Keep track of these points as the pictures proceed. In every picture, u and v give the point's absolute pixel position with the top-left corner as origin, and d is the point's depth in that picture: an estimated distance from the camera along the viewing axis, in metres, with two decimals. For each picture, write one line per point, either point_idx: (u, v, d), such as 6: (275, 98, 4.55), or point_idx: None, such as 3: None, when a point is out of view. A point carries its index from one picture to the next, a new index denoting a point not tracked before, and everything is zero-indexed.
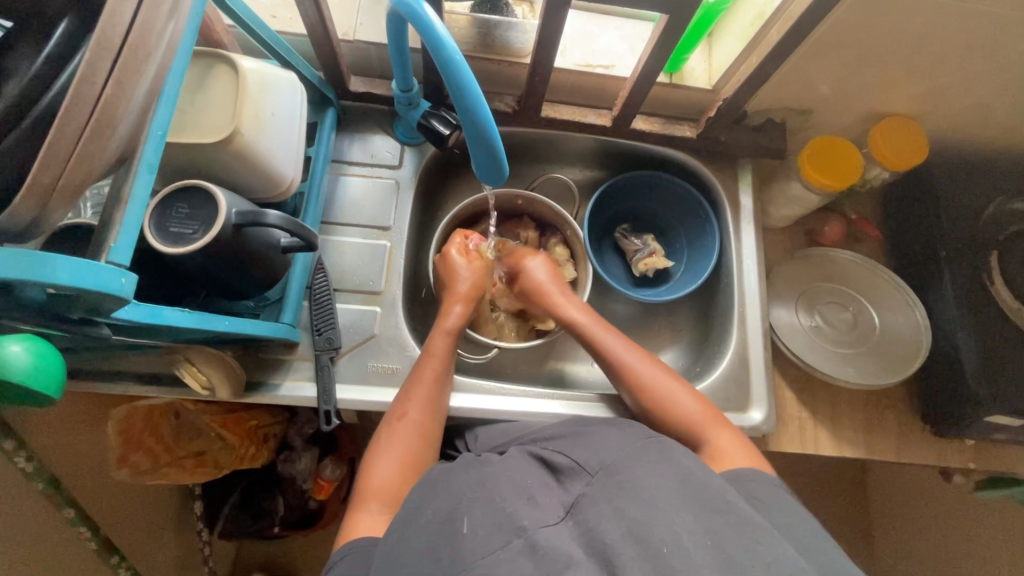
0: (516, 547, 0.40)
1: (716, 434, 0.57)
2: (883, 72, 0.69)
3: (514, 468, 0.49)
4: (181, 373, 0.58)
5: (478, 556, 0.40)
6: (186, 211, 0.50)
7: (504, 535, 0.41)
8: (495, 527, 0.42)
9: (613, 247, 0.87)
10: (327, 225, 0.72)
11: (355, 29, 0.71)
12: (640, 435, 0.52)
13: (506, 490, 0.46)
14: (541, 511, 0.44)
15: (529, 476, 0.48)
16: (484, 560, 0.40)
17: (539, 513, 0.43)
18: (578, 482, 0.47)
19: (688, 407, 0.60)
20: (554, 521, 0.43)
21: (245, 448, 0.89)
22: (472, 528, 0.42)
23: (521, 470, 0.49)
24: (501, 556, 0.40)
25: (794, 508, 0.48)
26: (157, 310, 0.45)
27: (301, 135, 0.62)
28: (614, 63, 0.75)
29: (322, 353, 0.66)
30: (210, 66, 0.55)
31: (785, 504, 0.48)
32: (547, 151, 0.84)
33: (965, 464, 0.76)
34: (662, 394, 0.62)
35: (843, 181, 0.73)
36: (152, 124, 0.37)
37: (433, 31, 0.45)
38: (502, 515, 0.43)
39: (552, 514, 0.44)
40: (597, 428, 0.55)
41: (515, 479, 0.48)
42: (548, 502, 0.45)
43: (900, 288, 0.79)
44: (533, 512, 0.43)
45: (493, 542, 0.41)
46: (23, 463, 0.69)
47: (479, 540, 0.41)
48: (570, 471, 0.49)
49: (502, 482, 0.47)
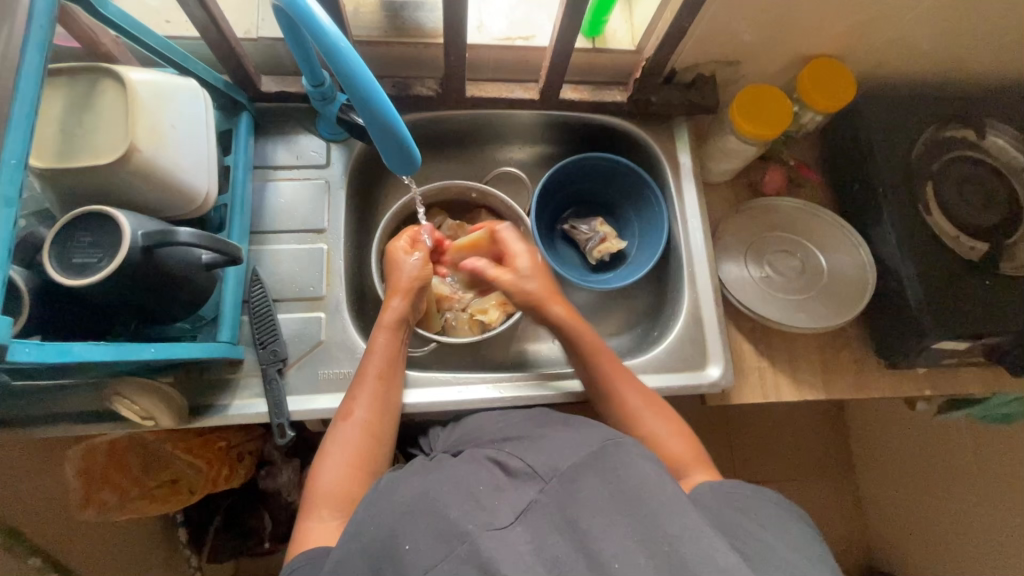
0: (458, 555, 0.40)
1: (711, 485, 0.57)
2: (800, 14, 0.68)
3: (465, 472, 0.48)
4: (117, 409, 0.56)
5: (422, 570, 0.40)
6: (88, 240, 0.48)
7: (446, 543, 0.41)
8: (437, 537, 0.41)
9: (563, 237, 0.86)
10: (259, 235, 0.70)
11: (257, 26, 0.68)
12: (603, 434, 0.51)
13: (452, 498, 0.44)
14: (489, 514, 0.43)
15: (477, 478, 0.47)
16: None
17: (485, 516, 0.42)
18: (530, 484, 0.46)
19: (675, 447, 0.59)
20: (503, 524, 0.42)
21: (216, 471, 0.89)
22: (413, 543, 0.41)
23: (472, 474, 0.48)
24: (442, 567, 0.39)
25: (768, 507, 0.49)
26: (66, 347, 0.42)
27: (210, 145, 0.59)
28: (534, 34, 0.72)
29: (268, 366, 0.64)
30: (95, 83, 0.51)
31: (760, 505, 0.49)
32: (482, 131, 0.82)
33: (921, 391, 0.78)
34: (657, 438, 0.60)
35: (773, 129, 0.72)
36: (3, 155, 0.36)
37: (311, 19, 0.42)
38: (444, 524, 0.42)
39: (503, 516, 0.43)
40: (557, 432, 0.53)
41: (463, 484, 0.46)
42: (496, 505, 0.44)
43: (844, 228, 0.80)
44: (479, 515, 0.42)
45: (436, 553, 0.40)
46: None
47: (423, 554, 0.40)
48: (524, 474, 0.47)
49: (446, 491, 0.45)
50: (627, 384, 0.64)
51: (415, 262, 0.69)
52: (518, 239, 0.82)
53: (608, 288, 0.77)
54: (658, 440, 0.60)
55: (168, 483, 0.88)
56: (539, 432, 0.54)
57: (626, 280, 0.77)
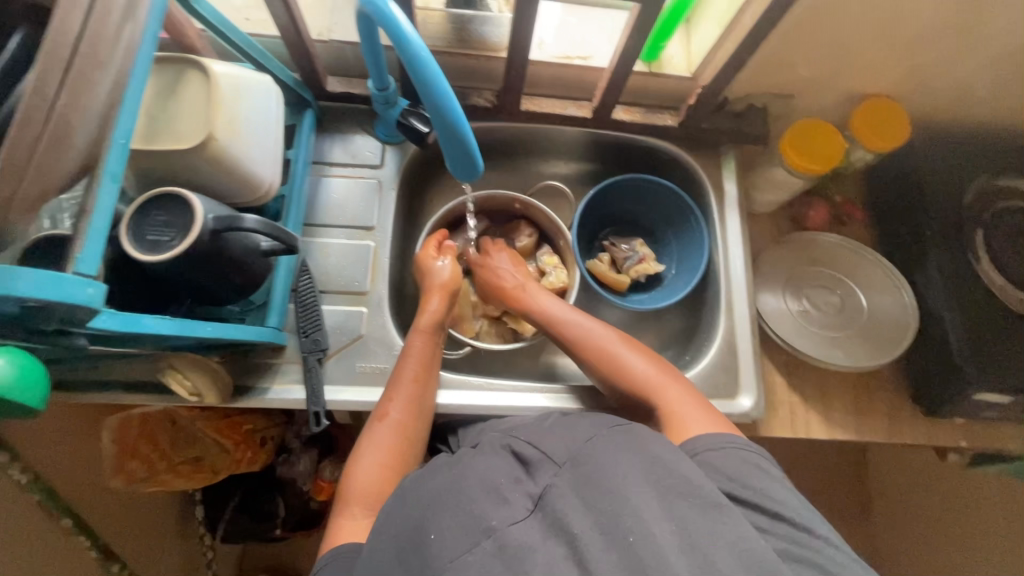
0: (484, 549, 0.41)
1: (681, 403, 0.58)
2: (861, 53, 0.69)
3: (483, 459, 0.49)
4: (166, 381, 0.58)
5: (447, 561, 0.41)
6: (162, 218, 0.50)
7: (471, 537, 0.42)
8: (460, 530, 0.42)
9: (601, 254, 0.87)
10: (311, 227, 0.72)
11: (330, 28, 0.72)
12: (609, 419, 0.51)
13: (473, 489, 0.45)
14: (509, 507, 0.43)
15: (494, 468, 0.48)
16: (452, 564, 0.40)
17: (507, 511, 0.43)
18: (546, 473, 0.47)
19: (648, 379, 0.61)
20: (522, 516, 0.43)
21: (240, 453, 0.90)
22: (439, 534, 0.43)
23: (489, 461, 0.49)
24: (469, 558, 0.40)
25: (777, 483, 0.48)
26: (136, 319, 0.45)
27: (278, 138, 0.62)
28: (592, 54, 0.74)
29: (309, 355, 0.66)
30: (182, 73, 0.54)
31: (763, 472, 0.49)
32: (531, 145, 0.84)
33: (956, 442, 0.76)
34: (636, 379, 0.62)
35: (824, 164, 0.73)
36: (114, 131, 0.35)
37: (398, 28, 0.44)
38: (470, 518, 0.43)
39: (520, 509, 0.44)
40: (572, 419, 0.53)
41: (482, 475, 0.47)
42: (515, 495, 0.45)
43: (887, 269, 0.79)
44: (501, 510, 0.43)
45: (460, 546, 0.41)
46: (18, 475, 0.70)
47: (447, 545, 0.42)
48: (540, 462, 0.48)
49: (468, 482, 0.46)
50: (621, 347, 0.65)
51: (446, 269, 0.71)
52: (556, 253, 0.83)
53: (643, 309, 0.77)
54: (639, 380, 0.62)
55: (193, 461, 0.91)
56: (556, 418, 0.55)
57: (662, 302, 0.77)
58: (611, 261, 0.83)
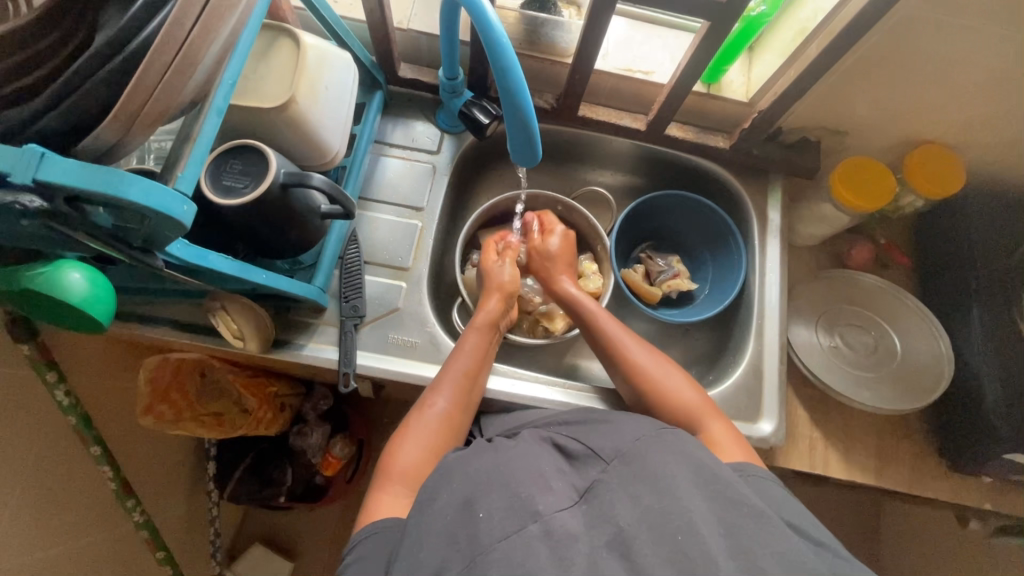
0: (531, 531, 0.42)
1: (718, 434, 0.59)
2: (923, 98, 0.69)
3: (529, 453, 0.52)
4: (216, 322, 0.61)
5: (494, 540, 0.42)
6: (239, 167, 0.55)
7: (519, 519, 0.43)
8: (510, 510, 0.44)
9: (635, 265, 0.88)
10: (364, 201, 0.76)
11: (409, 19, 0.75)
12: (656, 424, 0.54)
13: (523, 479, 0.47)
14: (555, 496, 0.46)
15: (544, 462, 0.51)
16: (501, 543, 0.41)
17: (554, 498, 0.45)
18: (592, 468, 0.50)
19: (686, 399, 0.62)
20: (566, 505, 0.45)
21: (262, 413, 0.94)
22: (488, 513, 0.44)
23: (535, 455, 0.52)
24: (516, 539, 0.41)
25: (792, 503, 0.50)
26: (204, 254, 0.48)
27: (349, 112, 0.66)
28: (654, 70, 0.77)
29: (346, 319, 0.69)
30: (275, 39, 0.59)
31: (785, 499, 0.50)
32: (582, 151, 0.86)
33: (979, 503, 0.74)
34: (671, 396, 0.63)
35: (873, 203, 0.73)
36: (225, 71, 0.39)
37: (482, 13, 0.47)
38: (517, 501, 0.45)
39: (566, 499, 0.46)
40: (611, 417, 0.57)
41: (530, 464, 0.50)
42: (561, 487, 0.47)
43: (926, 316, 0.78)
44: (548, 497, 0.45)
45: (509, 526, 0.42)
46: (61, 396, 0.77)
47: (496, 524, 0.43)
48: (584, 458, 0.52)
49: (517, 467, 0.49)
50: (651, 360, 0.66)
51: (506, 272, 0.74)
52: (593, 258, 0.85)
53: (672, 322, 0.78)
54: (671, 393, 0.63)
55: (214, 414, 0.94)
56: (598, 419, 0.57)
57: (692, 318, 0.78)
58: (645, 274, 0.84)
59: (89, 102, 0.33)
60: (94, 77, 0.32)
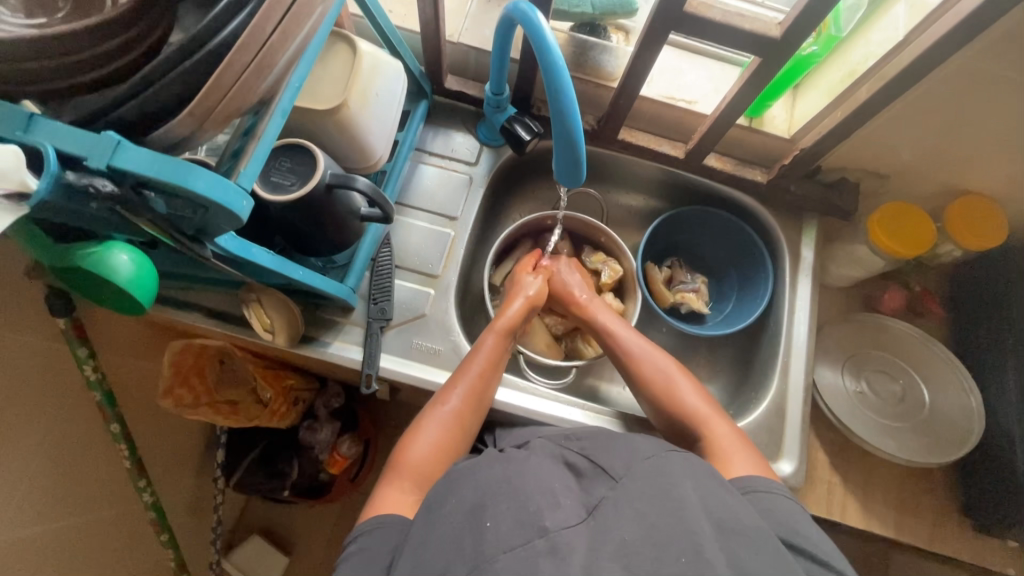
0: (537, 547, 0.41)
1: (726, 439, 0.59)
2: (971, 150, 0.69)
3: (541, 466, 0.51)
4: (249, 314, 0.63)
5: (499, 551, 0.41)
6: (287, 165, 0.56)
7: (526, 532, 0.42)
8: (517, 524, 0.43)
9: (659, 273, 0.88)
10: (400, 205, 0.77)
11: (460, 32, 0.77)
12: (665, 446, 0.53)
13: (532, 488, 0.47)
14: (563, 511, 0.45)
15: (553, 476, 0.49)
16: (504, 555, 0.41)
17: (561, 514, 0.44)
18: (600, 486, 0.49)
19: (692, 405, 0.63)
20: (575, 521, 0.44)
21: (277, 405, 0.96)
22: (495, 522, 0.43)
23: (547, 469, 0.50)
24: (522, 553, 0.41)
25: (813, 526, 0.50)
26: (248, 247, 0.49)
27: (395, 118, 0.67)
28: (697, 100, 0.77)
29: (373, 321, 0.69)
30: (333, 44, 0.60)
31: (802, 518, 0.50)
32: (617, 173, 0.87)
33: (1002, 568, 0.72)
34: (680, 401, 0.64)
35: (910, 249, 0.72)
36: (293, 75, 0.40)
37: (541, 35, 0.48)
38: (525, 514, 0.44)
39: (573, 514, 0.45)
40: (620, 435, 0.56)
41: (540, 477, 0.49)
42: (570, 502, 0.46)
43: (957, 370, 0.76)
44: (556, 512, 0.44)
45: (514, 538, 0.42)
46: (88, 372, 0.78)
47: (502, 534, 0.42)
48: (593, 476, 0.50)
49: (528, 480, 0.48)
50: (664, 364, 0.67)
51: (534, 285, 0.74)
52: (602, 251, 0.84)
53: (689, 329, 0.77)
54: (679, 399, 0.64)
55: (231, 403, 0.95)
56: (604, 433, 0.57)
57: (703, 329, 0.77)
58: (668, 278, 0.85)
59: (166, 95, 0.34)
60: (174, 71, 0.34)
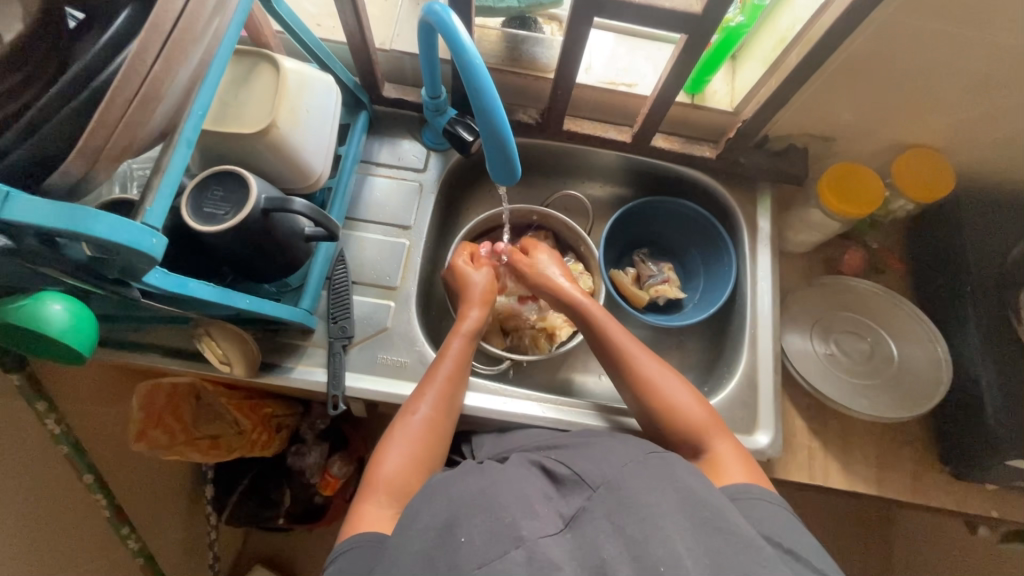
0: (513, 558, 0.40)
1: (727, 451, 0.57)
2: (907, 104, 0.69)
3: (516, 476, 0.50)
4: (201, 347, 0.61)
5: (474, 566, 0.40)
6: (220, 193, 0.54)
7: (502, 544, 0.42)
8: (492, 536, 0.42)
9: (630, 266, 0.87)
10: (351, 220, 0.76)
11: (392, 39, 0.76)
12: (642, 449, 0.53)
13: (508, 498, 0.46)
14: (540, 520, 0.44)
15: (530, 485, 0.49)
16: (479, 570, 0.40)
17: (538, 524, 0.44)
18: (578, 495, 0.48)
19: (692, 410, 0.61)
20: (552, 532, 0.44)
21: (256, 435, 0.93)
22: (469, 537, 0.42)
23: (522, 479, 0.50)
24: (497, 566, 0.40)
25: (792, 526, 0.48)
26: (185, 282, 0.47)
27: (333, 132, 0.66)
28: (636, 82, 0.77)
29: (334, 341, 0.68)
30: (255, 65, 0.59)
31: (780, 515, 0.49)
32: (570, 164, 0.86)
33: (984, 510, 0.73)
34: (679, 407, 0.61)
35: (861, 209, 0.72)
36: (194, 103, 0.40)
37: (456, 37, 0.47)
38: (500, 526, 0.43)
39: (550, 525, 0.44)
40: (602, 441, 0.56)
41: (516, 487, 0.48)
42: (547, 512, 0.46)
43: (921, 322, 0.77)
44: (533, 522, 0.44)
45: (491, 552, 0.41)
46: (51, 424, 0.76)
47: (478, 548, 0.41)
48: (571, 483, 0.49)
49: (503, 491, 0.47)
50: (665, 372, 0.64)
51: (481, 280, 0.73)
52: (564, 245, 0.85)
53: (660, 323, 0.77)
54: (677, 405, 0.61)
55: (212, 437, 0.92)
56: (587, 442, 0.56)
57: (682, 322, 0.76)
58: (635, 277, 0.83)
59: (55, 140, 0.33)
60: (61, 113, 0.33)
